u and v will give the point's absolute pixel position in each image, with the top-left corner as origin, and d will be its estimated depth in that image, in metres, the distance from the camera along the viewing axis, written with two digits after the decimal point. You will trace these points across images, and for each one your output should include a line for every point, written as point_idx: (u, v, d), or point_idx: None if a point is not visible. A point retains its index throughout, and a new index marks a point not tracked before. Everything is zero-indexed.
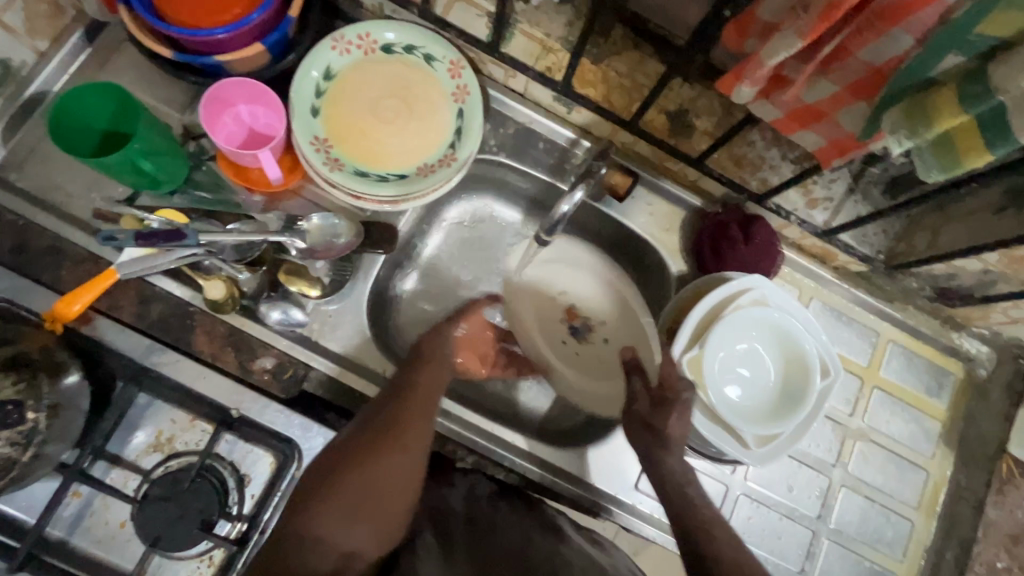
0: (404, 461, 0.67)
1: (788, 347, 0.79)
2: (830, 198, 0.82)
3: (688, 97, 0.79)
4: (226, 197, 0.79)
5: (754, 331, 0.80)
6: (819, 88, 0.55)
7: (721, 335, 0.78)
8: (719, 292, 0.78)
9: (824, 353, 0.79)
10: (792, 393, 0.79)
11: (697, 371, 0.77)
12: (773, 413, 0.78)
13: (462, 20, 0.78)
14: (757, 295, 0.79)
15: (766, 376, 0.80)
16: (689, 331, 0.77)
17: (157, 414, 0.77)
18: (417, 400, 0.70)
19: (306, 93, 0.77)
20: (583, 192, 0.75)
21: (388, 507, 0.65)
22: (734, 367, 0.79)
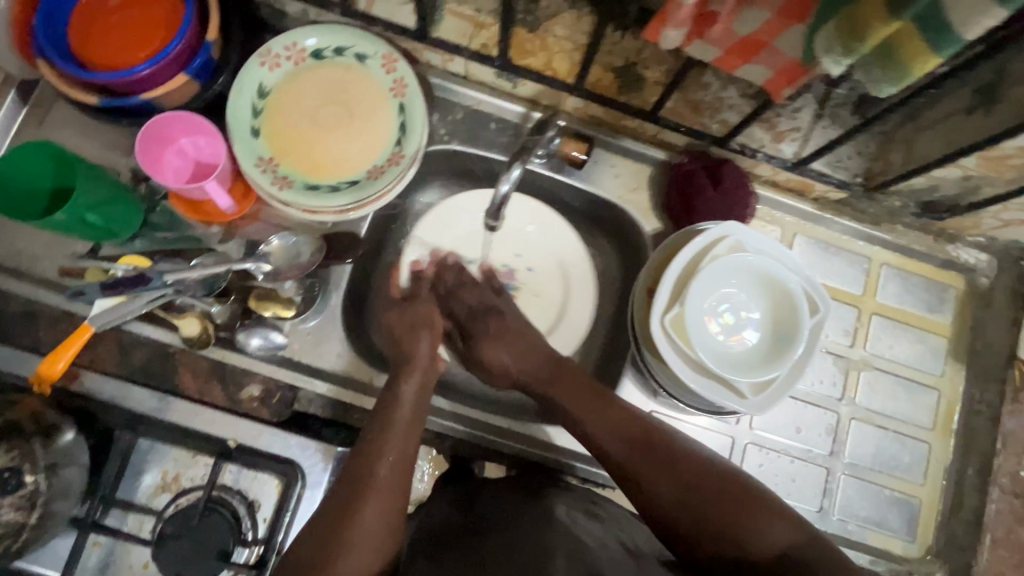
0: (371, 532, 0.61)
1: (772, 289, 0.78)
2: (796, 129, 0.78)
3: (632, 50, 0.75)
4: (186, 232, 0.79)
5: (733, 279, 0.78)
6: (751, 18, 0.52)
7: (701, 289, 0.76)
8: (693, 247, 0.75)
9: (811, 289, 0.77)
10: (784, 334, 0.77)
11: (680, 329, 0.74)
12: (765, 359, 0.77)
13: (388, 11, 0.77)
14: (734, 242, 0.76)
15: (756, 320, 0.78)
16: (667, 290, 0.75)
17: (161, 455, 0.78)
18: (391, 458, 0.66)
19: (243, 113, 0.76)
20: (520, 169, 0.77)
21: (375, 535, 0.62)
22: (717, 320, 0.77)
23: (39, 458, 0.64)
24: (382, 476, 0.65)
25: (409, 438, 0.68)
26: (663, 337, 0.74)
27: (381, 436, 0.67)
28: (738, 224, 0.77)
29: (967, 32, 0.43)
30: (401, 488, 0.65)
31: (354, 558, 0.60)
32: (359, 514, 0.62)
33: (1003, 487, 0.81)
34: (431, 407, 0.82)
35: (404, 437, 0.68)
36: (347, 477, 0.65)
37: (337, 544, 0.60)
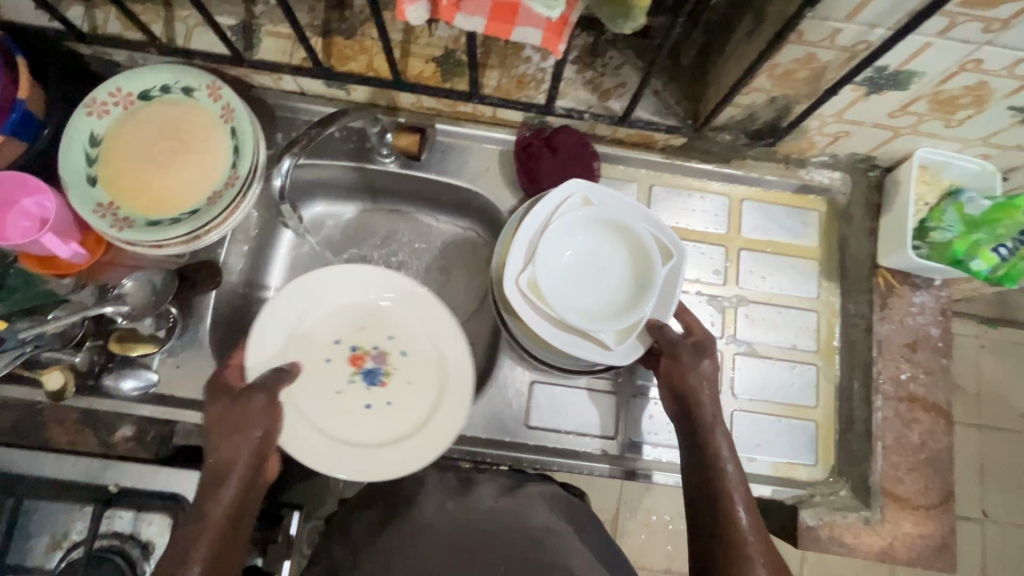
0: None
1: (625, 238, 0.78)
2: (621, 85, 0.82)
3: (450, 39, 0.82)
4: (34, 289, 0.79)
5: (586, 234, 0.79)
6: None
7: (552, 247, 0.77)
8: (540, 207, 0.76)
9: (662, 231, 0.77)
10: (642, 279, 0.77)
11: (536, 288, 0.74)
12: (629, 307, 0.76)
13: (207, 43, 0.81)
14: (577, 198, 0.78)
15: (615, 272, 0.79)
16: (518, 253, 0.75)
17: (45, 513, 0.76)
18: (224, 528, 0.60)
19: (75, 163, 0.77)
20: (289, 159, 0.71)
21: None
22: (575, 276, 0.78)
23: None
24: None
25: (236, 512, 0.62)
26: (519, 299, 0.74)
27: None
28: (575, 180, 0.77)
29: None
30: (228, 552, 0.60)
31: None
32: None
33: (886, 394, 0.81)
34: None
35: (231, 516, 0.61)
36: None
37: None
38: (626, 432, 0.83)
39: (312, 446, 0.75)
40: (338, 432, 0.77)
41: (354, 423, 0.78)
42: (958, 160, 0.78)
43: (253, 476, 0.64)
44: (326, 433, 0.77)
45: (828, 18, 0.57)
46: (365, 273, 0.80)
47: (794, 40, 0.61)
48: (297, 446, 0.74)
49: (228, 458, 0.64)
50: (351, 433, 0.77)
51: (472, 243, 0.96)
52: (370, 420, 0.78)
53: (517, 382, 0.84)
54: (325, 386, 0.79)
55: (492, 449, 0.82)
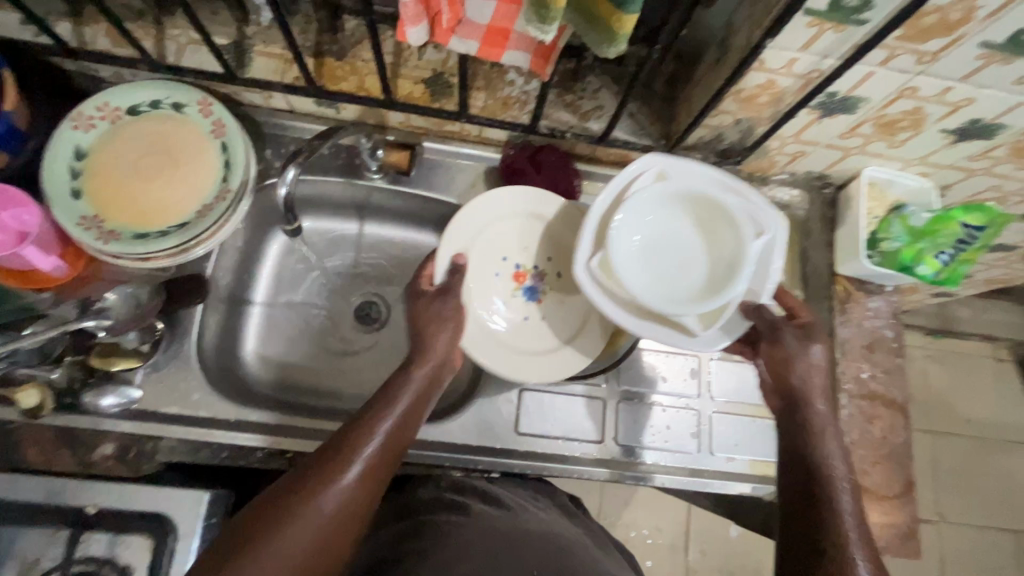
0: (305, 548, 0.58)
1: (711, 212, 0.76)
2: (598, 107, 0.88)
3: (438, 62, 0.86)
4: (13, 304, 0.77)
5: (671, 209, 0.77)
6: (480, 6, 0.58)
7: (631, 225, 0.75)
8: (618, 184, 0.77)
9: (750, 208, 0.76)
10: (726, 260, 0.75)
11: (607, 272, 0.75)
12: (713, 286, 0.75)
13: (198, 60, 0.83)
14: (654, 173, 0.77)
15: (697, 248, 0.77)
16: (590, 236, 0.76)
17: (11, 542, 0.72)
18: (384, 452, 0.65)
19: (59, 176, 0.77)
20: (294, 170, 0.75)
21: (325, 530, 0.59)
22: (658, 255, 0.76)
23: None
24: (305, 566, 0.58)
25: (392, 442, 0.66)
26: (591, 282, 0.75)
27: (301, 523, 0.58)
28: (648, 155, 0.77)
29: None
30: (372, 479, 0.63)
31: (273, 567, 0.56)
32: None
33: (850, 393, 0.87)
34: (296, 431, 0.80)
35: (394, 439, 0.66)
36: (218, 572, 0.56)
37: (288, 516, 0.58)
38: (613, 437, 0.86)
39: (530, 339, 0.85)
40: (507, 341, 0.84)
41: (525, 335, 0.85)
42: (900, 177, 0.87)
43: (396, 442, 0.66)
44: (505, 342, 0.84)
45: (786, 49, 0.64)
46: (526, 193, 0.86)
47: (758, 68, 0.68)
48: (485, 355, 0.81)
49: (401, 378, 0.70)
50: (515, 343, 0.84)
51: None
52: (535, 333, 0.86)
53: (506, 391, 0.86)
54: (499, 287, 0.86)
55: (480, 456, 0.83)
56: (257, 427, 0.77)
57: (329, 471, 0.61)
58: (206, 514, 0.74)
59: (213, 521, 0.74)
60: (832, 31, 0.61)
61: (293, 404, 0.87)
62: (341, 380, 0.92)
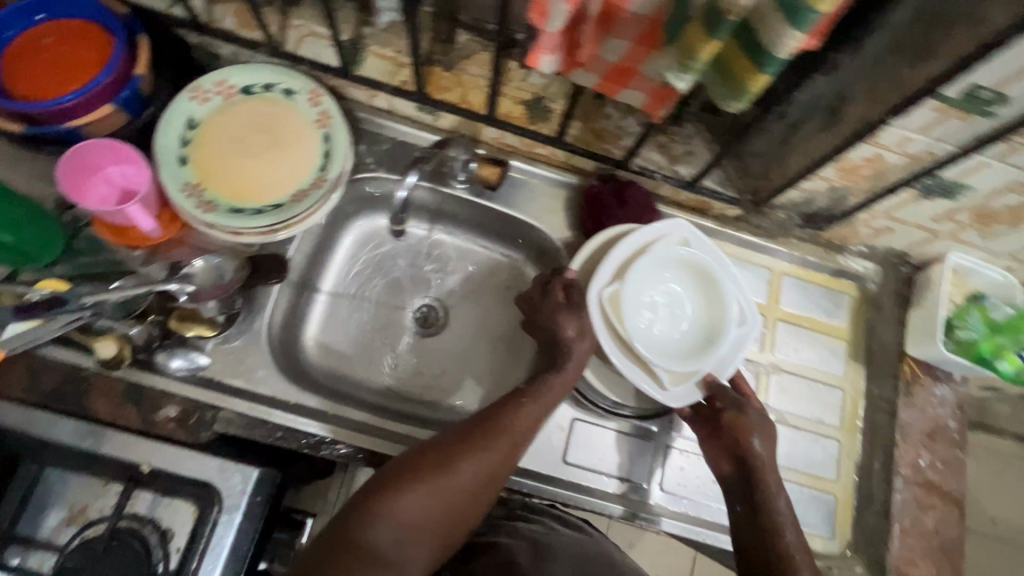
0: (433, 507, 0.66)
1: (709, 289, 0.85)
2: (689, 152, 0.88)
3: (540, 86, 0.88)
4: (105, 258, 0.80)
5: (673, 275, 0.86)
6: (614, 46, 0.60)
7: (640, 275, 0.84)
8: (638, 238, 0.84)
9: (742, 298, 0.85)
10: (710, 333, 0.84)
11: (615, 307, 0.81)
12: (692, 354, 0.83)
13: (314, 52, 0.86)
14: (677, 237, 0.85)
15: (687, 316, 0.85)
16: (609, 269, 0.83)
17: (66, 486, 0.74)
18: (512, 440, 0.72)
19: (170, 141, 0.80)
20: (415, 176, 0.83)
21: (458, 496, 0.68)
22: (653, 311, 0.84)
23: None
24: (436, 524, 0.66)
25: (521, 433, 0.73)
26: (597, 310, 0.81)
27: (438, 487, 0.67)
28: (677, 221, 0.85)
29: (779, 52, 0.51)
30: (505, 461, 0.71)
31: (404, 518, 0.65)
32: (376, 543, 0.63)
33: (905, 477, 0.85)
34: (350, 422, 0.81)
35: (524, 432, 0.73)
36: (368, 508, 0.65)
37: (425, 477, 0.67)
38: (658, 482, 0.85)
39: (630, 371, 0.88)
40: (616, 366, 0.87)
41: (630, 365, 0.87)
42: (987, 269, 0.85)
43: (523, 439, 0.73)
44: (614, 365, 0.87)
45: (904, 128, 0.65)
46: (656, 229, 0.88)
47: (869, 141, 0.68)
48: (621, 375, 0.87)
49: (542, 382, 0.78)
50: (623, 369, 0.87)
51: (522, 277, 0.99)
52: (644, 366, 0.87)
53: (559, 417, 0.86)
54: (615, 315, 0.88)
55: (525, 480, 0.83)
56: (319, 414, 0.80)
57: (461, 447, 0.70)
58: (251, 492, 0.74)
59: (259, 500, 0.75)
60: (956, 118, 0.61)
61: (344, 395, 0.88)
62: (391, 380, 0.93)
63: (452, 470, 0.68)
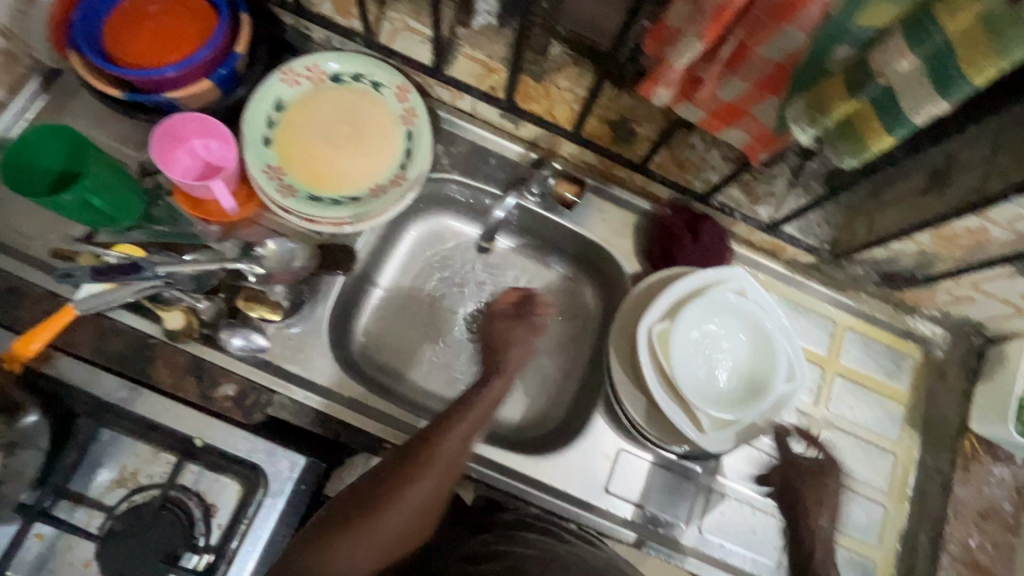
0: (391, 535, 0.66)
1: (760, 340, 0.79)
2: (772, 194, 0.86)
3: (628, 106, 0.84)
4: (183, 228, 0.81)
5: (725, 319, 0.80)
6: (731, 86, 0.58)
7: (694, 315, 0.78)
8: (694, 278, 0.80)
9: (794, 353, 0.79)
10: (756, 385, 0.78)
11: (663, 345, 0.76)
12: (734, 403, 0.77)
13: (407, 47, 0.85)
14: (735, 283, 0.80)
15: (735, 364, 0.79)
16: (661, 305, 0.78)
17: (121, 449, 0.76)
18: (438, 470, 0.68)
19: (256, 122, 0.80)
20: (513, 197, 0.87)
21: (382, 539, 0.65)
22: (703, 353, 0.78)
23: None
24: (368, 560, 0.65)
25: (450, 465, 0.70)
26: (644, 345, 0.76)
27: (360, 534, 0.64)
28: (740, 270, 0.81)
29: (917, 117, 0.50)
30: (439, 488, 0.69)
31: (349, 558, 0.64)
32: None
33: (953, 555, 0.83)
34: (397, 422, 0.81)
35: (449, 464, 0.69)
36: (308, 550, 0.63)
37: (371, 516, 0.65)
38: (697, 524, 0.84)
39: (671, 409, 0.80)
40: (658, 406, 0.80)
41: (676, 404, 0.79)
42: None
43: (453, 464, 0.70)
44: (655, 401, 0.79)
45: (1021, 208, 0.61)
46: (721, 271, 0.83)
47: (977, 214, 0.65)
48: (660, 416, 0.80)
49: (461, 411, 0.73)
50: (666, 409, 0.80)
51: (577, 295, 0.98)
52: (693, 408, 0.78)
53: (605, 445, 0.85)
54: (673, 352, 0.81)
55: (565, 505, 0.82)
56: (366, 408, 0.80)
57: (386, 484, 0.67)
58: (297, 480, 0.74)
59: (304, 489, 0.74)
60: None
61: (390, 391, 0.88)
62: (435, 382, 0.92)
63: (391, 505, 0.66)
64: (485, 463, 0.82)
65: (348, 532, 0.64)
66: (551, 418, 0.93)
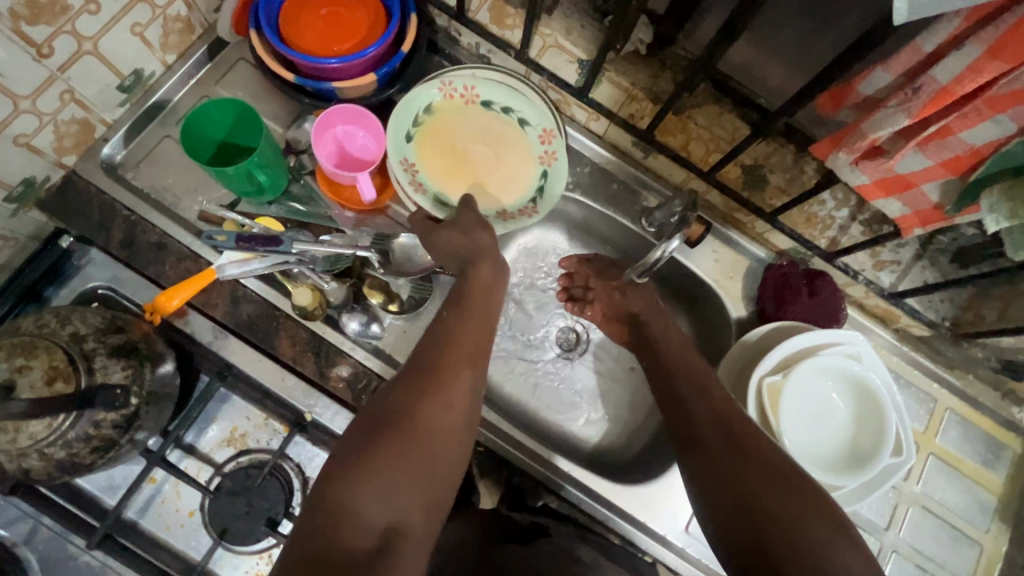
0: (445, 417, 0.56)
1: (870, 409, 0.78)
2: (897, 262, 0.85)
3: (763, 154, 0.84)
4: (319, 209, 0.84)
5: (832, 382, 0.79)
6: (913, 161, 0.58)
7: (804, 375, 0.78)
8: (808, 338, 0.78)
9: (903, 428, 0.77)
10: (861, 454, 0.77)
11: (774, 398, 0.76)
12: (836, 468, 0.76)
13: (554, 64, 0.86)
14: (848, 349, 0.79)
15: (840, 427, 0.78)
16: (776, 357, 0.77)
17: (234, 409, 0.81)
18: (460, 353, 0.61)
19: (405, 117, 0.82)
20: (678, 238, 0.76)
21: (440, 434, 0.55)
22: (808, 414, 0.78)
23: (145, 383, 0.66)
24: (413, 514, 0.52)
25: (479, 349, 0.63)
26: (754, 394, 0.76)
27: (402, 453, 0.53)
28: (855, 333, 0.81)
29: None
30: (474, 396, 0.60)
31: (366, 514, 0.49)
32: (353, 538, 0.48)
33: None
34: (492, 427, 0.83)
35: (476, 338, 0.64)
36: (330, 503, 0.49)
37: (380, 455, 0.52)
38: None
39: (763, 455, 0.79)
40: None
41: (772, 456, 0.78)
42: None
43: (488, 296, 0.69)
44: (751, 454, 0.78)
45: None
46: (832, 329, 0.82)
47: None
48: None
49: (447, 336, 0.63)
50: None
51: None
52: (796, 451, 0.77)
53: None
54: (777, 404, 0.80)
55: (642, 536, 0.83)
56: None
57: (417, 394, 0.57)
58: None
59: None
60: None
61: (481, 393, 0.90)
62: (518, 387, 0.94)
63: (435, 398, 0.57)
64: (571, 484, 0.83)
65: (357, 476, 0.50)
66: (630, 445, 0.93)
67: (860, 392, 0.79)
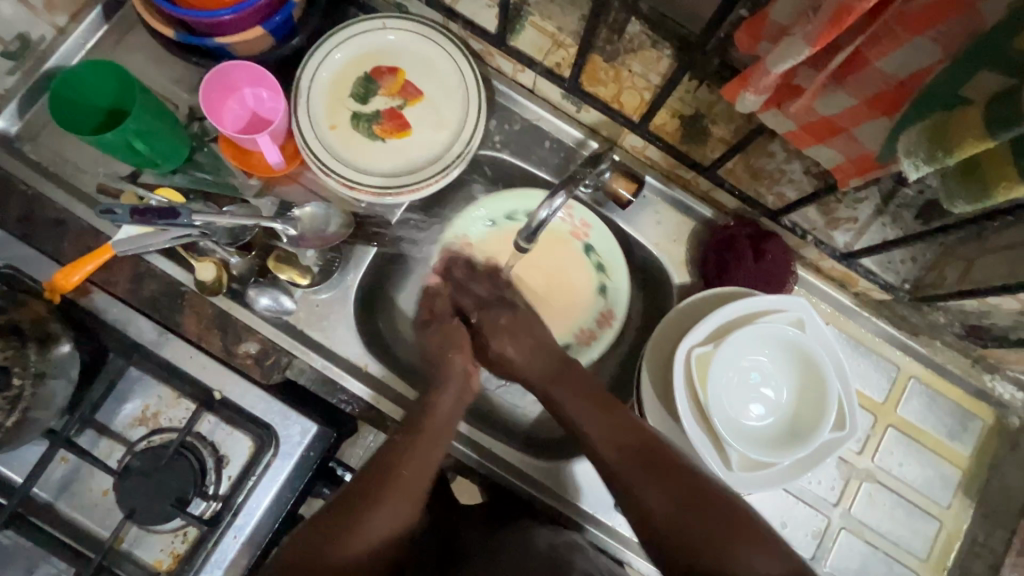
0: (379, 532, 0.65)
1: (811, 381, 0.72)
2: (853, 219, 0.75)
3: (705, 102, 0.74)
4: (225, 178, 0.80)
5: (770, 352, 0.73)
6: (834, 99, 0.50)
7: (737, 348, 0.72)
8: (744, 306, 0.72)
9: (849, 401, 0.71)
10: (799, 429, 0.72)
11: (703, 370, 0.70)
12: (770, 444, 0.71)
13: (472, 10, 0.78)
14: (792, 316, 0.72)
15: (777, 400, 0.73)
16: (708, 327, 0.71)
17: (146, 389, 0.77)
18: (409, 470, 0.68)
19: (498, 211, 0.86)
20: (559, 198, 0.73)
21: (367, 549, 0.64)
22: (740, 387, 0.73)
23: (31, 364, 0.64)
24: None
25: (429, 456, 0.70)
26: (681, 367, 0.70)
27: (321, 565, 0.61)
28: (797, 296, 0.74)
29: None
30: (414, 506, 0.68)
31: None
32: None
33: None
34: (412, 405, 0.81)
35: (430, 444, 0.71)
36: None
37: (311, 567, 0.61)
38: None
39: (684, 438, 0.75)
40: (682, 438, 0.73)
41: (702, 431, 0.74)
42: None
43: (443, 431, 0.72)
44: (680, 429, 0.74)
45: None
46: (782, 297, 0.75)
47: None
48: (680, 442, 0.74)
49: (402, 457, 0.69)
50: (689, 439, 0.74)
51: None
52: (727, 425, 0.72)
53: None
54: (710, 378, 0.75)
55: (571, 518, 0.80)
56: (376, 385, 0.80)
57: (356, 511, 0.65)
58: (307, 446, 0.73)
59: (311, 456, 0.73)
60: None
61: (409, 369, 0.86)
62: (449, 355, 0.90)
63: (370, 515, 0.65)
64: (493, 461, 0.80)
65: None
66: None
67: (803, 363, 0.72)
